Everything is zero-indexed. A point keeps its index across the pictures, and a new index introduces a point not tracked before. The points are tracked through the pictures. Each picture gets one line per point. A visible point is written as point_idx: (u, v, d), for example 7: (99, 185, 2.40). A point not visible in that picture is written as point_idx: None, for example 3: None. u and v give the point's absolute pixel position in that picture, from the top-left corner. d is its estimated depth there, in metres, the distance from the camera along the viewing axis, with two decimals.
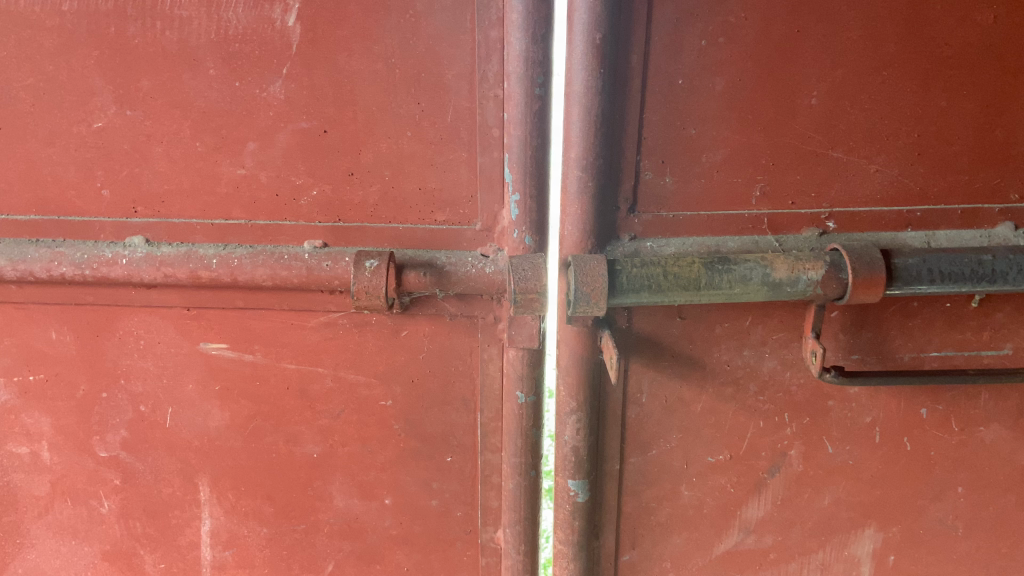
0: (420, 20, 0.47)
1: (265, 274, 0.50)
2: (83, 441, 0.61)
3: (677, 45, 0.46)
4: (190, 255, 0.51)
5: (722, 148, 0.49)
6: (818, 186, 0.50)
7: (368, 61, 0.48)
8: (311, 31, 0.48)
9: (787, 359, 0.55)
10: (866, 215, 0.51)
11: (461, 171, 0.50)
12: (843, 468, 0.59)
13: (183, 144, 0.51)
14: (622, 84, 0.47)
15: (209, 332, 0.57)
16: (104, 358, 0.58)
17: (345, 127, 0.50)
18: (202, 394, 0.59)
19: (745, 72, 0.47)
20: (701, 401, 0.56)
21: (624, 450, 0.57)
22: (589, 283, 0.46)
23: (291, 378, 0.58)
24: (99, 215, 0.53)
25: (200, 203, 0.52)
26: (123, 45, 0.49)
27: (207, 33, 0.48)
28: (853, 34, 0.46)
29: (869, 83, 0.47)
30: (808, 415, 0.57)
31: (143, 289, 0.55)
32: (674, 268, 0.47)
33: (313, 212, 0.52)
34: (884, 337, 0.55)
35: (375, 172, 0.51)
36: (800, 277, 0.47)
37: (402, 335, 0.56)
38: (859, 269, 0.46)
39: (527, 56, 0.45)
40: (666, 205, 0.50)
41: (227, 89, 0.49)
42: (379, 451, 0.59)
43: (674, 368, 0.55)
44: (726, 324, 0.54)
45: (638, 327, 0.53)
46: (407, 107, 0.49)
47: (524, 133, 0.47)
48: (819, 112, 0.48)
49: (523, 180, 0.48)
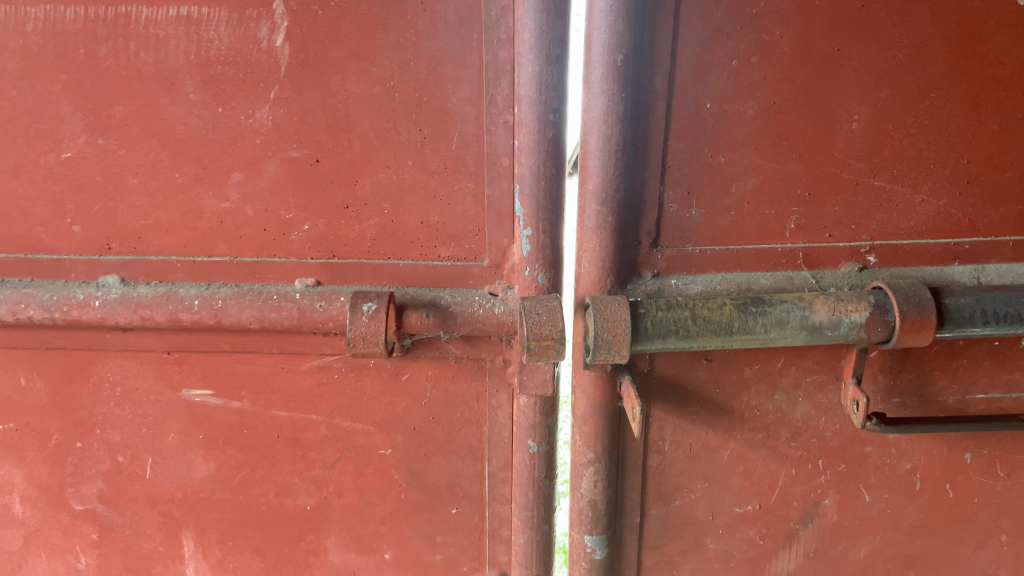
0: (422, 39, 0.43)
1: (252, 316, 0.46)
2: (57, 493, 0.56)
3: (705, 66, 0.42)
4: (170, 296, 0.46)
5: (754, 178, 0.44)
6: (858, 217, 0.46)
7: (364, 84, 0.44)
8: (301, 51, 0.43)
9: (823, 404, 0.51)
10: (910, 249, 0.46)
11: (468, 203, 0.46)
12: (881, 518, 0.54)
13: (160, 176, 0.46)
14: (645, 108, 0.42)
15: (192, 378, 0.52)
16: (79, 405, 0.53)
17: (338, 156, 0.45)
18: (185, 443, 0.54)
19: (779, 94, 0.43)
20: (728, 448, 0.52)
21: (645, 502, 0.54)
22: (611, 330, 0.41)
23: (281, 426, 0.53)
24: (70, 252, 0.49)
25: (180, 239, 0.48)
26: (95, 68, 0.45)
27: (187, 54, 0.44)
28: (897, 52, 0.42)
29: (915, 106, 0.43)
30: (844, 461, 0.53)
31: (119, 332, 0.51)
32: (703, 311, 0.43)
33: (306, 248, 0.47)
34: (926, 378, 0.51)
35: (373, 205, 0.46)
36: (842, 320, 0.43)
37: (402, 380, 0.51)
38: (907, 311, 0.42)
39: (539, 79, 0.41)
40: (691, 239, 0.46)
41: (209, 115, 0.45)
42: (378, 502, 0.55)
43: (701, 414, 0.51)
44: (756, 366, 0.50)
45: (662, 371, 0.50)
46: (407, 134, 0.45)
47: (536, 162, 0.43)
48: (859, 137, 0.44)
49: (536, 215, 0.44)
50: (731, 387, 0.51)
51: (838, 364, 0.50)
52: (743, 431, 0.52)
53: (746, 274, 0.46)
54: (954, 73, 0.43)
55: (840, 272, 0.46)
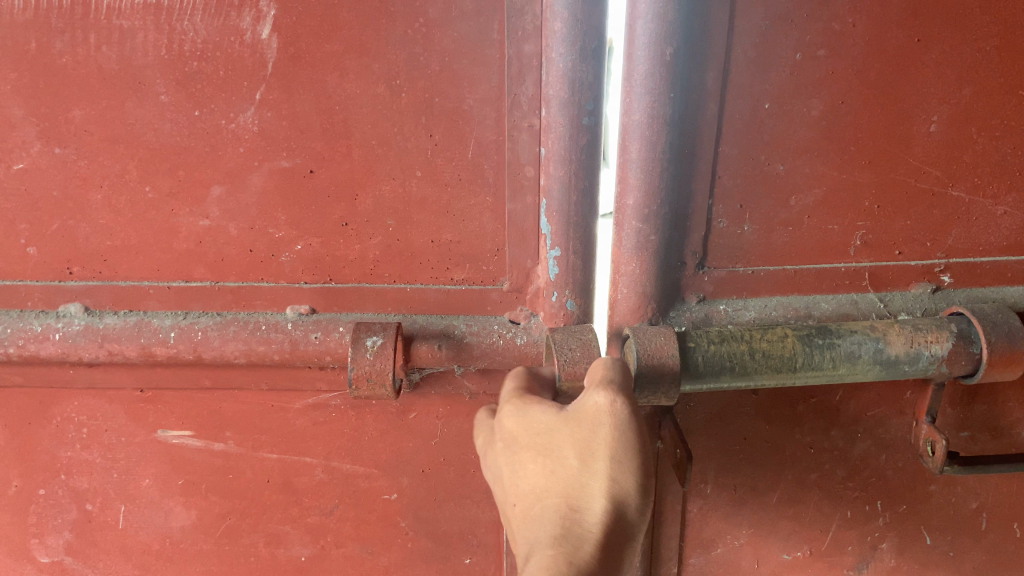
0: (433, 30, 0.36)
1: (237, 350, 0.40)
2: (19, 545, 0.50)
3: (764, 60, 0.36)
4: (142, 328, 0.41)
5: (816, 190, 0.39)
6: (931, 233, 0.40)
7: (365, 83, 0.37)
8: (292, 45, 0.37)
9: (884, 440, 0.46)
10: (987, 267, 0.41)
11: (485, 219, 0.40)
12: (940, 559, 0.50)
13: (129, 189, 0.40)
14: (695, 111, 0.37)
15: (168, 418, 0.46)
16: (38, 450, 0.47)
17: (336, 166, 0.39)
18: (163, 490, 0.48)
19: (849, 92, 0.37)
20: (778, 490, 0.47)
21: (683, 551, 0.49)
22: (657, 368, 0.35)
23: (271, 470, 0.47)
24: (25, 278, 0.42)
25: (153, 261, 0.42)
26: (48, 65, 0.38)
27: (156, 48, 0.37)
28: (986, 44, 0.36)
29: (1003, 106, 0.38)
30: (904, 502, 0.48)
31: (82, 368, 0.44)
32: (763, 345, 0.37)
33: (299, 271, 0.42)
34: (999, 410, 0.46)
35: (375, 222, 0.40)
36: (921, 354, 0.37)
37: (410, 417, 0.45)
38: (996, 342, 0.36)
39: (572, 76, 0.34)
40: (742, 258, 0.40)
41: (184, 119, 0.38)
42: (382, 553, 0.49)
43: (749, 453, 0.46)
44: (811, 400, 0.45)
45: (706, 405, 0.44)
46: (415, 141, 0.39)
47: (567, 173, 0.37)
48: (937, 141, 0.38)
49: (566, 234, 0.38)
50: (783, 424, 0.45)
51: (902, 395, 0.45)
52: (795, 473, 0.47)
53: (805, 298, 0.41)
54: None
55: (909, 294, 0.41)
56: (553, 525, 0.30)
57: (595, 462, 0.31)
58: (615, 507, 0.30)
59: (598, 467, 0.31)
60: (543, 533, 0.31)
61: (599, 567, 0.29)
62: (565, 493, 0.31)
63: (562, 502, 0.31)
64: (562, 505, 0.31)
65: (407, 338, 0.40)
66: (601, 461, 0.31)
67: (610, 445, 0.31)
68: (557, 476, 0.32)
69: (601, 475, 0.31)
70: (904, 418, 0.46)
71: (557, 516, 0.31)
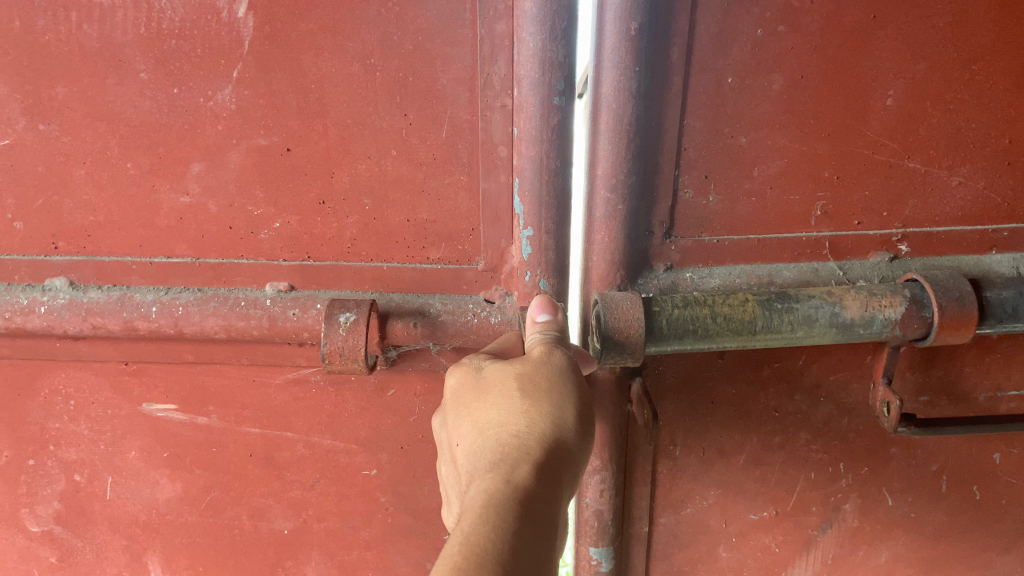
0: (406, 9, 0.37)
1: (217, 325, 0.41)
2: (10, 515, 0.51)
3: (726, 35, 0.37)
4: (124, 302, 0.42)
5: (779, 160, 0.41)
6: (889, 203, 0.42)
7: (340, 61, 0.38)
8: (268, 24, 0.38)
9: (846, 405, 0.48)
10: (943, 236, 0.43)
11: (459, 198, 0.41)
12: (901, 517, 0.52)
13: (110, 165, 0.41)
14: (660, 87, 0.38)
15: (153, 391, 0.47)
16: (27, 420, 0.48)
17: (313, 144, 0.40)
18: (149, 462, 0.49)
19: (809, 67, 0.38)
20: (743, 452, 0.49)
21: (654, 512, 0.51)
22: (622, 328, 0.37)
23: (254, 445, 0.48)
24: (12, 252, 0.43)
25: (135, 237, 0.43)
26: (31, 42, 0.38)
27: (136, 26, 0.38)
28: (940, 21, 0.38)
29: (957, 81, 0.39)
30: (867, 465, 0.50)
31: (69, 340, 0.45)
32: (725, 308, 0.38)
33: (277, 248, 0.43)
34: (956, 375, 0.48)
35: (352, 200, 0.42)
36: (875, 318, 0.39)
37: (388, 395, 0.46)
38: (947, 306, 0.38)
39: (543, 56, 0.35)
40: (706, 228, 0.42)
41: (163, 96, 0.39)
42: (363, 528, 0.51)
43: (716, 416, 0.48)
44: (776, 365, 0.47)
45: (675, 370, 0.46)
46: (390, 119, 0.40)
47: (539, 153, 0.38)
48: (894, 115, 0.40)
49: (538, 213, 0.39)
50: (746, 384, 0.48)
51: (862, 361, 0.47)
52: (758, 433, 0.49)
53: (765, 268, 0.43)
54: (999, 42, 0.38)
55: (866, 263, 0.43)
56: (492, 450, 0.32)
57: (533, 394, 0.33)
58: (555, 434, 0.32)
59: (537, 398, 0.33)
60: (482, 459, 0.32)
61: (538, 482, 0.30)
62: (504, 423, 0.33)
63: (502, 431, 0.33)
64: (503, 431, 0.33)
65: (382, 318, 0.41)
66: (539, 393, 0.33)
67: (549, 379, 0.34)
68: (495, 410, 0.33)
69: (539, 406, 0.33)
70: (864, 382, 0.47)
71: (495, 443, 0.32)
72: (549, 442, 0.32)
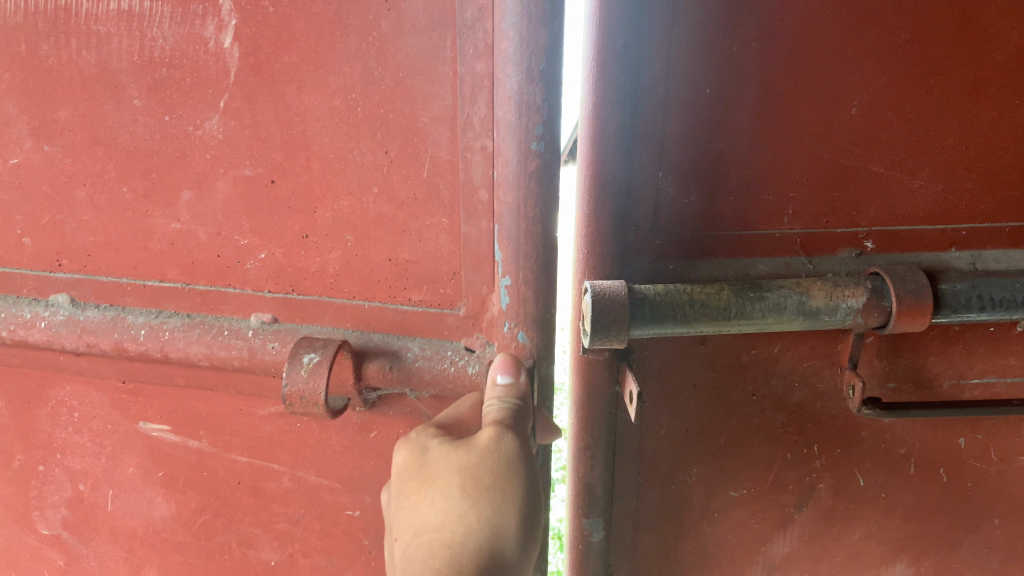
0: (387, 44, 0.37)
1: (200, 352, 0.44)
2: (23, 514, 0.55)
3: (702, 47, 0.40)
4: (116, 323, 0.45)
5: (752, 164, 0.43)
6: (858, 203, 0.44)
7: (322, 95, 0.39)
8: (252, 56, 0.39)
9: (818, 389, 0.51)
10: (907, 234, 0.45)
11: (441, 240, 0.41)
12: (874, 499, 0.55)
13: (106, 188, 0.44)
14: (641, 94, 0.41)
15: (148, 411, 0.49)
16: (36, 427, 0.51)
17: (296, 177, 0.41)
18: (145, 479, 0.51)
19: (780, 77, 0.41)
20: (724, 432, 0.52)
21: (641, 486, 0.55)
22: (607, 317, 0.39)
23: (242, 473, 0.49)
24: (21, 266, 0.47)
25: (132, 259, 0.45)
26: (36, 65, 0.41)
27: (130, 54, 0.40)
28: (900, 36, 0.40)
29: (918, 91, 0.41)
30: (839, 446, 0.53)
31: (72, 355, 0.48)
32: (701, 294, 0.41)
33: (263, 279, 0.44)
34: (922, 364, 0.50)
35: (334, 236, 0.43)
36: (839, 305, 0.41)
37: (371, 436, 0.46)
38: (903, 297, 0.41)
39: (521, 98, 0.36)
40: (685, 227, 0.44)
41: (155, 123, 0.41)
42: (346, 568, 0.51)
43: (698, 399, 0.51)
44: (753, 352, 0.50)
45: (660, 354, 0.50)
46: (372, 156, 0.40)
47: (518, 198, 0.38)
48: (859, 120, 0.42)
49: (516, 262, 0.39)
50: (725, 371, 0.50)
51: (835, 348, 0.49)
52: (736, 415, 0.52)
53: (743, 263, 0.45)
54: (957, 55, 0.40)
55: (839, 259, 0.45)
56: (428, 559, 0.34)
57: (473, 497, 0.35)
58: (493, 537, 0.34)
59: (475, 501, 0.35)
60: (419, 568, 0.34)
61: None
62: (443, 528, 0.35)
63: (441, 537, 0.35)
64: (443, 537, 0.35)
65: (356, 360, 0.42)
66: (479, 493, 0.36)
67: (489, 475, 0.36)
68: (436, 510, 0.36)
69: (477, 509, 0.35)
70: (835, 369, 0.50)
71: (433, 549, 0.34)
72: (485, 546, 0.34)
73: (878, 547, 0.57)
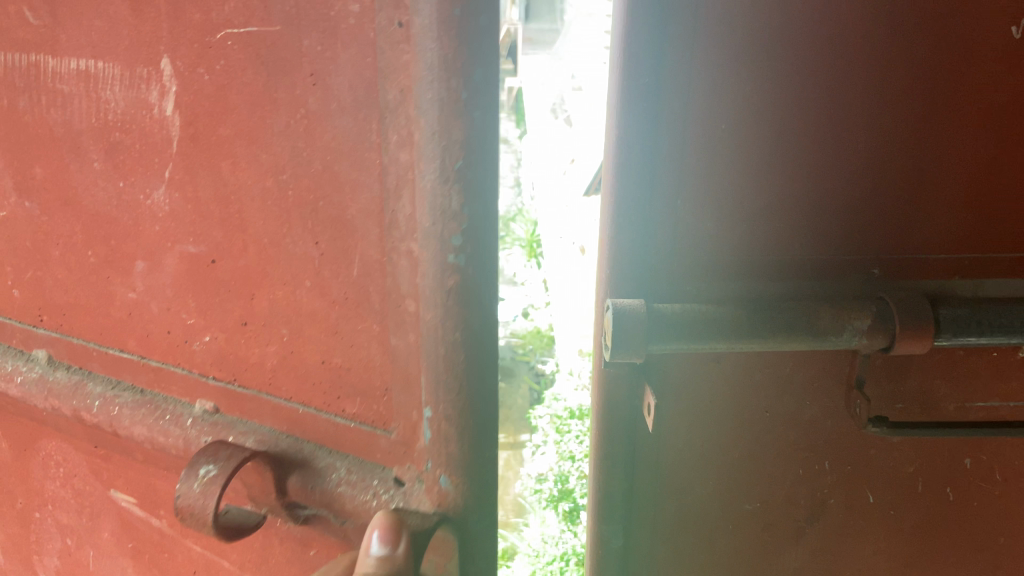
0: (312, 116, 0.32)
1: (143, 435, 0.42)
2: (25, 555, 0.55)
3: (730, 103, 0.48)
4: (79, 390, 0.44)
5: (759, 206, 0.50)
6: (842, 240, 0.53)
7: (255, 172, 0.35)
8: (189, 122, 0.36)
9: (829, 409, 0.54)
10: None
11: (373, 349, 0.35)
12: (887, 500, 0.57)
13: (74, 251, 0.43)
14: None
15: (118, 482, 0.47)
16: (31, 475, 0.52)
17: (232, 259, 0.37)
18: (117, 546, 0.49)
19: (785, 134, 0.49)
20: (740, 447, 0.56)
21: (661, 497, 0.59)
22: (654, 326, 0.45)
23: (198, 562, 0.45)
24: (12, 317, 0.48)
25: (97, 326, 0.44)
26: (17, 119, 0.42)
27: (89, 112, 0.39)
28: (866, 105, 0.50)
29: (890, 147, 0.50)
30: (848, 462, 0.56)
31: (48, 409, 0.47)
32: (727, 314, 0.47)
33: (207, 365, 0.41)
34: (929, 390, 0.52)
35: (270, 329, 0.38)
36: (846, 327, 0.47)
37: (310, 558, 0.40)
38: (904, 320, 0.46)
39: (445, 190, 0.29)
40: None
41: (113, 188, 0.40)
42: None
43: (716, 415, 0.55)
44: (768, 372, 0.53)
45: (682, 375, 0.54)
46: (302, 246, 0.35)
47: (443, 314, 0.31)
48: None
49: (435, 393, 0.33)
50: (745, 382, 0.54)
51: (844, 368, 0.52)
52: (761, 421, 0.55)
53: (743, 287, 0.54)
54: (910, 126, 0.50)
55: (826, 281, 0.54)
56: None
57: None
58: None
59: None
60: None
61: None
62: None
63: None
64: None
65: (275, 472, 0.37)
66: None
67: None
68: None
69: None
70: (846, 391, 0.52)
71: None
72: None
73: (888, 547, 0.59)
